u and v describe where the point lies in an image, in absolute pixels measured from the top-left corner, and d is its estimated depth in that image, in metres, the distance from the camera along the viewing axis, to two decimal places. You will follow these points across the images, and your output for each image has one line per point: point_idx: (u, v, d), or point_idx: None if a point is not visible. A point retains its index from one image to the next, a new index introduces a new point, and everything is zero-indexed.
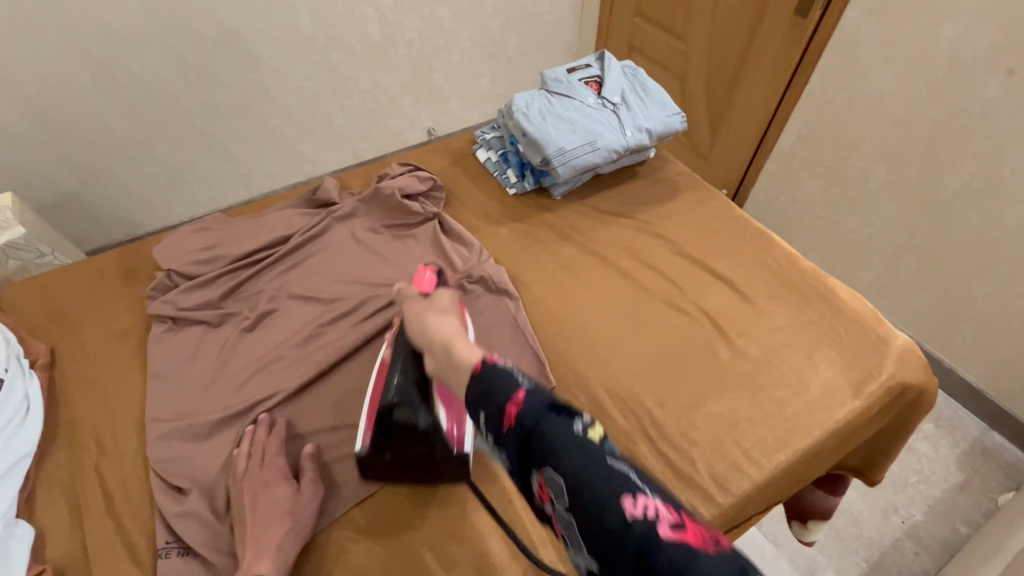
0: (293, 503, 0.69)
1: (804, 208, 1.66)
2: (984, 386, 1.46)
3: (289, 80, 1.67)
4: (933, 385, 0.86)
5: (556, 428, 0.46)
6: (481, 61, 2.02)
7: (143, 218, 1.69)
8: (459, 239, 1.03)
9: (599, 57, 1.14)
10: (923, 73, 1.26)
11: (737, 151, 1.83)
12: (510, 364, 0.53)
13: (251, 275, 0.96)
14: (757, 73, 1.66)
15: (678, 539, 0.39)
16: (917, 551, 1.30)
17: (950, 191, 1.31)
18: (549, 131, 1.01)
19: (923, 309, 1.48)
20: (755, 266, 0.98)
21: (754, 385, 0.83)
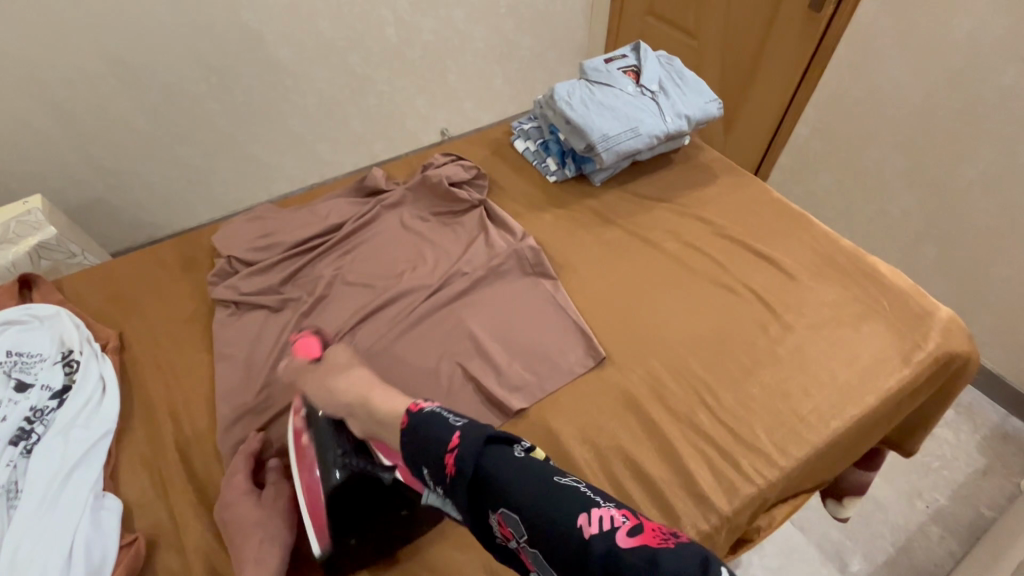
0: (257, 514, 0.69)
1: (819, 199, 1.69)
2: (1003, 371, 1.48)
3: (310, 81, 1.70)
4: (977, 354, 0.89)
5: (499, 462, 0.50)
6: (495, 61, 2.05)
7: (169, 219, 1.73)
8: (504, 225, 1.06)
9: (634, 48, 1.17)
10: (938, 63, 1.29)
11: (752, 144, 1.87)
12: (437, 412, 0.57)
13: (309, 261, 0.98)
14: (773, 67, 1.70)
15: (636, 542, 0.43)
16: (943, 535, 1.32)
17: (967, 178, 1.34)
18: (592, 118, 1.04)
19: (942, 297, 1.51)
20: (797, 245, 1.01)
21: (806, 357, 0.85)
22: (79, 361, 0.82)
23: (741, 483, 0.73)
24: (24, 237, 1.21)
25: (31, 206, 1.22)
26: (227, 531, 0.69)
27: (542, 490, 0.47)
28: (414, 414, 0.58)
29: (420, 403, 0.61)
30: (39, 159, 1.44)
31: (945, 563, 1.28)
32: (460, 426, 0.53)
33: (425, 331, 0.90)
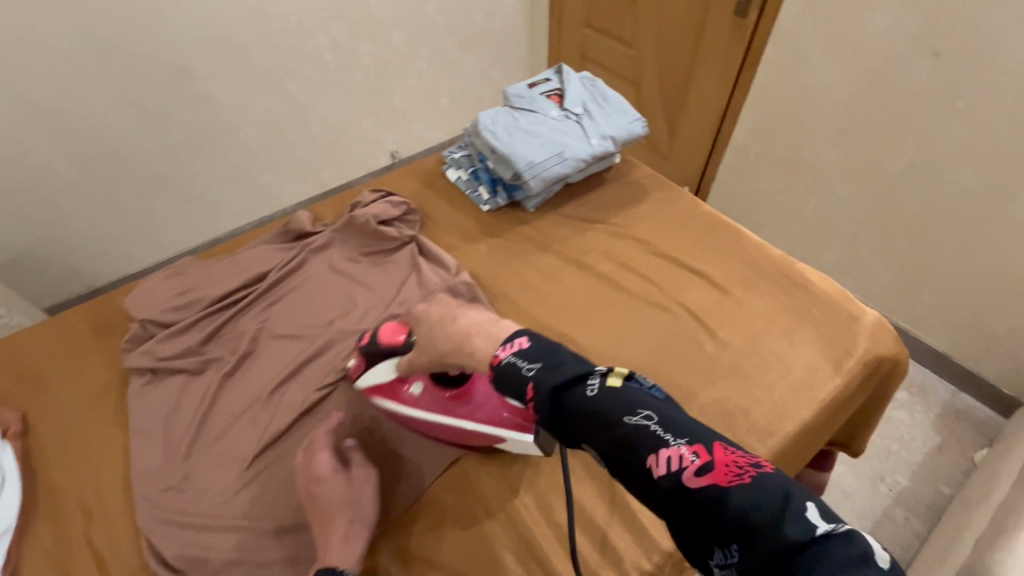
0: (348, 495, 0.70)
1: (763, 198, 1.73)
2: (948, 350, 1.53)
3: (247, 113, 1.64)
4: (905, 354, 0.91)
5: (573, 408, 0.51)
6: (440, 81, 2.04)
7: (109, 267, 1.64)
8: (437, 260, 1.03)
9: (557, 71, 1.17)
10: (857, 62, 1.35)
11: (697, 146, 1.89)
12: (509, 360, 0.56)
13: (232, 316, 0.94)
14: (707, 73, 1.74)
15: (703, 482, 0.43)
16: (907, 516, 1.35)
17: (894, 168, 1.39)
18: (517, 145, 1.03)
19: (885, 282, 1.56)
20: (728, 258, 1.02)
21: (741, 372, 0.85)
22: None
23: None
24: None
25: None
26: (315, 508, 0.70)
27: (614, 433, 0.48)
28: (494, 367, 0.58)
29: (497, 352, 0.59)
30: None
31: (910, 545, 1.30)
32: (530, 379, 0.53)
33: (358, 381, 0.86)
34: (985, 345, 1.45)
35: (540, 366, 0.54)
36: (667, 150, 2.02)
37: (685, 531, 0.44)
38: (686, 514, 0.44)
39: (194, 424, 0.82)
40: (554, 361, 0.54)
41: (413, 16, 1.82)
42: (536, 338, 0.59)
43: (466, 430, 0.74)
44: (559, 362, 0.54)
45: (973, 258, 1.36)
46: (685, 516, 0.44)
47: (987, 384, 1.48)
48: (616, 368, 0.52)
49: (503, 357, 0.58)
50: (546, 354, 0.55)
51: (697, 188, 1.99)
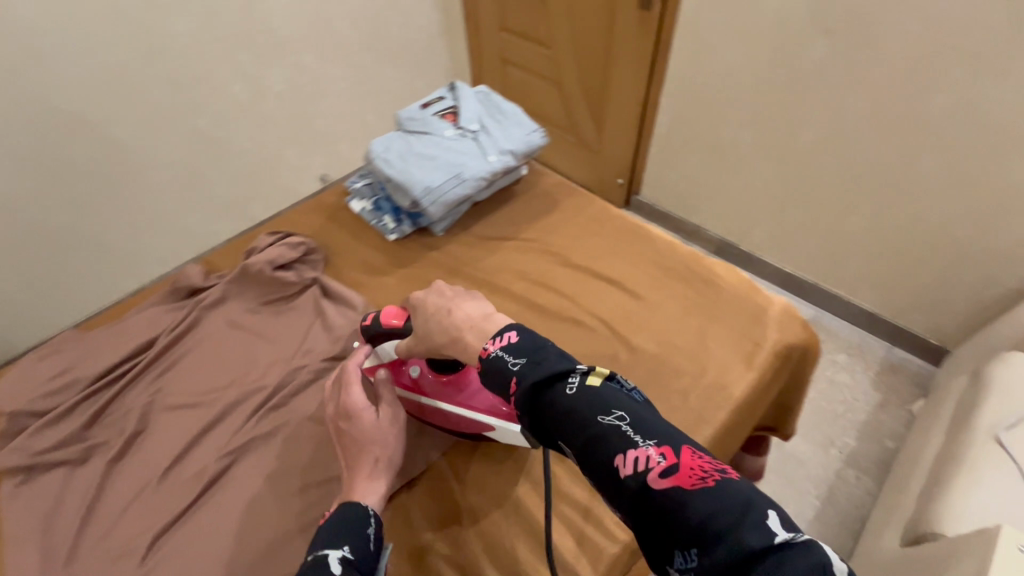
0: (375, 431, 0.69)
1: (693, 184, 1.76)
2: (878, 309, 1.58)
3: (158, 154, 1.51)
4: (814, 338, 0.92)
5: (550, 406, 0.48)
6: (362, 98, 1.95)
7: (20, 337, 1.47)
8: (343, 300, 0.98)
9: (451, 88, 1.14)
10: (761, 44, 1.37)
11: (622, 141, 1.86)
12: (497, 353, 0.53)
13: (118, 392, 0.86)
14: (624, 67, 1.67)
15: (668, 485, 0.40)
16: (858, 475, 1.38)
17: (807, 143, 1.44)
18: (412, 171, 1.00)
19: (815, 251, 1.60)
20: (639, 261, 1.01)
21: (656, 380, 0.84)
22: None
23: (605, 543, 0.71)
24: None
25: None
26: (346, 441, 0.70)
27: (584, 431, 0.45)
28: (482, 360, 0.54)
29: (488, 344, 0.55)
30: None
31: (863, 503, 1.34)
32: (514, 375, 0.50)
33: (261, 444, 0.80)
34: (913, 302, 1.49)
35: (525, 361, 0.51)
36: (597, 144, 1.95)
37: (647, 536, 0.41)
38: (648, 517, 0.41)
39: (78, 520, 0.74)
40: (538, 356, 0.51)
41: (322, 36, 1.74)
42: (524, 331, 0.55)
43: (459, 416, 0.76)
44: (543, 356, 0.50)
45: (890, 220, 1.41)
46: (646, 521, 0.41)
47: (918, 338, 1.53)
48: (597, 367, 0.49)
49: (490, 351, 0.54)
50: (531, 348, 0.52)
51: (631, 177, 1.93)
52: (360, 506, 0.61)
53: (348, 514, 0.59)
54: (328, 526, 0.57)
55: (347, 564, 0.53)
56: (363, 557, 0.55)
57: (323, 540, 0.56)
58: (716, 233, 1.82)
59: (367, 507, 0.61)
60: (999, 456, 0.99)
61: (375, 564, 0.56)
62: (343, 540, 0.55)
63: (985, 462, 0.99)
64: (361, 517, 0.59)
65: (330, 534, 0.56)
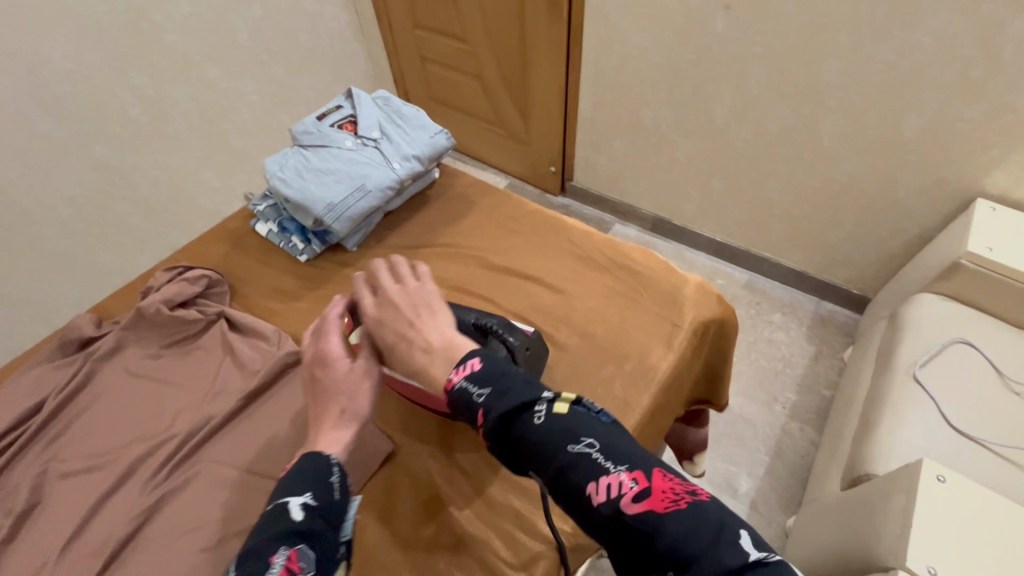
0: (348, 380, 0.65)
1: (622, 165, 1.78)
2: (805, 267, 1.65)
3: (52, 191, 1.37)
4: (729, 311, 0.95)
5: (520, 438, 0.49)
6: (279, 110, 1.84)
7: None
8: (253, 331, 0.92)
9: (348, 96, 1.10)
10: (666, 23, 1.39)
11: (550, 129, 1.85)
12: (464, 383, 0.54)
13: (3, 467, 0.78)
14: (542, 59, 1.67)
15: (641, 509, 0.43)
16: (801, 427, 1.45)
17: (721, 118, 1.48)
18: (311, 189, 0.95)
19: (742, 219, 1.66)
20: (557, 254, 1.01)
21: (580, 373, 0.84)
22: None
23: (543, 544, 0.70)
24: None
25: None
26: (315, 390, 0.66)
27: (556, 461, 0.47)
28: (447, 391, 0.55)
29: (452, 376, 0.56)
30: None
31: (808, 452, 1.41)
32: (481, 406, 0.52)
33: (174, 499, 0.75)
34: (836, 257, 1.57)
35: (490, 392, 0.53)
36: (525, 135, 1.94)
37: (624, 556, 0.44)
38: (624, 540, 0.44)
39: None
40: (504, 386, 0.52)
41: (225, 47, 1.61)
42: (488, 357, 0.57)
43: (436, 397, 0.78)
44: (509, 386, 0.53)
45: (805, 183, 1.47)
46: (620, 544, 0.44)
47: (843, 290, 1.61)
48: (563, 394, 0.51)
49: (456, 382, 0.55)
50: (496, 377, 0.54)
51: (563, 166, 1.94)
52: (322, 455, 0.57)
53: (311, 465, 0.56)
54: (286, 476, 0.55)
55: (308, 509, 0.51)
56: (326, 504, 0.53)
57: (282, 488, 0.53)
58: (649, 210, 1.84)
59: (329, 457, 0.57)
60: (917, 394, 1.05)
61: (339, 511, 0.54)
62: (304, 487, 0.53)
63: (904, 401, 1.05)
64: (322, 466, 0.56)
65: (289, 483, 0.54)
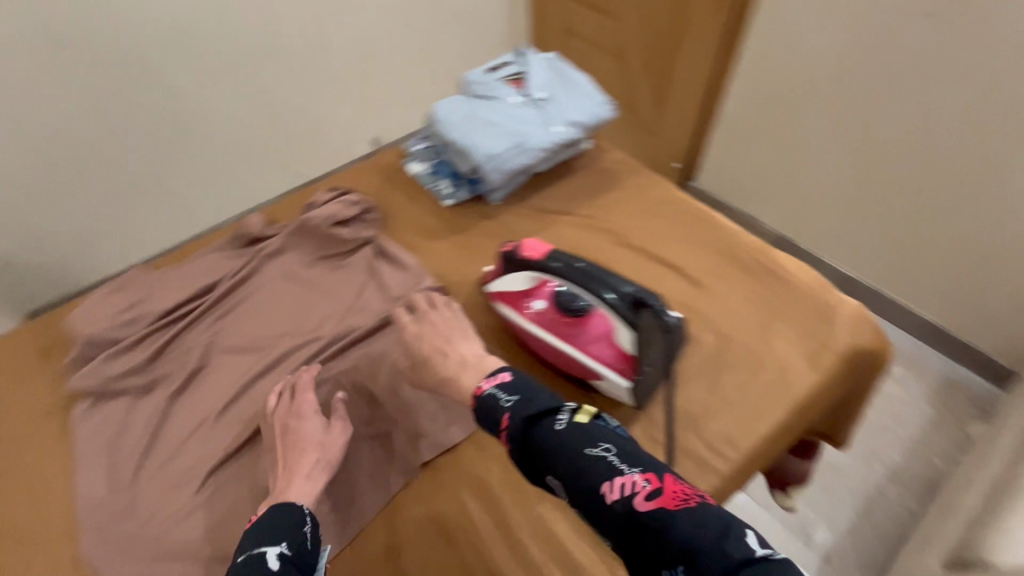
0: (324, 436, 0.74)
1: (756, 172, 1.64)
2: (942, 322, 1.46)
3: (222, 104, 1.47)
4: (885, 344, 0.87)
5: (542, 441, 0.56)
6: (420, 64, 1.83)
7: (80, 273, 1.45)
8: (397, 262, 0.98)
9: (518, 53, 1.11)
10: (851, 26, 1.26)
11: (682, 121, 1.72)
12: (491, 392, 0.62)
13: (181, 330, 0.89)
14: (694, 44, 1.55)
15: (653, 506, 0.48)
16: (900, 492, 1.31)
17: (886, 138, 1.32)
18: (475, 136, 0.97)
19: (880, 254, 1.48)
20: (701, 247, 0.97)
21: (713, 372, 0.82)
22: None
23: None
24: None
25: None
26: (286, 442, 0.73)
27: (574, 462, 0.53)
28: (476, 397, 0.63)
29: (482, 386, 0.64)
30: None
31: (903, 521, 1.27)
32: (508, 410, 0.59)
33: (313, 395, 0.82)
34: (987, 319, 1.37)
35: (517, 399, 0.60)
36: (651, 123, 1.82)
37: (634, 554, 0.49)
38: (635, 537, 0.49)
39: (143, 445, 0.79)
40: (530, 394, 0.60)
41: None
42: (516, 374, 0.65)
43: (567, 356, 0.77)
44: (533, 396, 0.60)
45: (975, 230, 1.28)
46: (634, 540, 0.48)
47: (986, 357, 1.42)
48: (584, 408, 0.58)
49: (484, 390, 0.63)
50: (523, 388, 0.61)
51: (687, 163, 1.80)
52: (296, 507, 0.64)
53: (284, 515, 0.62)
54: (262, 525, 0.61)
55: (283, 559, 0.57)
56: (299, 553, 0.59)
57: (258, 537, 0.59)
58: (772, 226, 1.69)
59: (302, 507, 0.64)
60: None
61: (308, 560, 0.60)
62: (281, 537, 0.59)
63: None
64: (297, 517, 0.63)
65: (264, 532, 0.60)
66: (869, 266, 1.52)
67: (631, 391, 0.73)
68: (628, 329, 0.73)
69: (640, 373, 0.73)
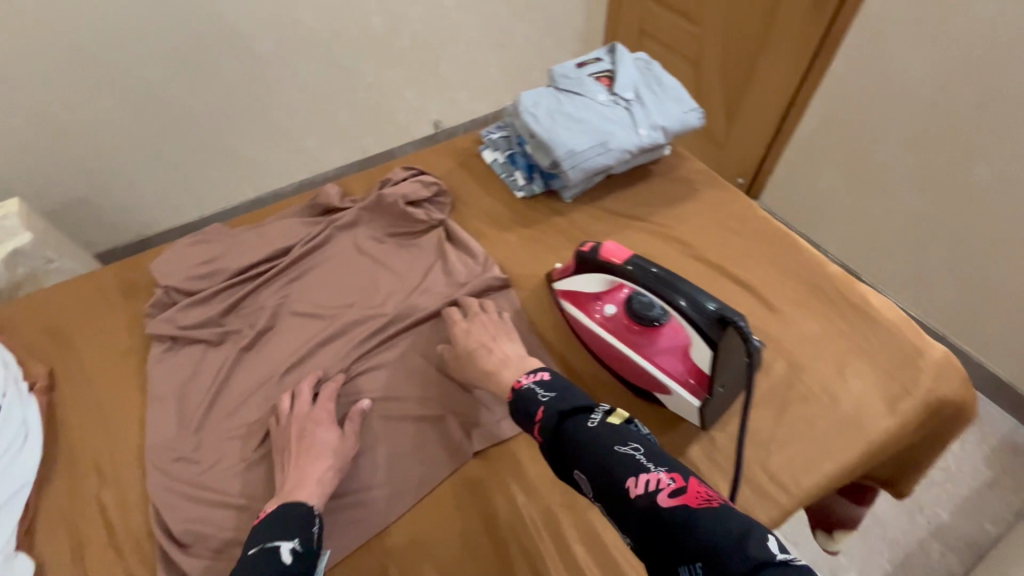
0: (339, 443, 0.72)
1: (827, 195, 1.51)
2: (1011, 379, 1.35)
3: (295, 74, 1.50)
4: (972, 398, 0.81)
5: (572, 434, 0.58)
6: (489, 51, 1.81)
7: (154, 218, 1.56)
8: (465, 248, 0.98)
9: (610, 51, 1.09)
10: (959, 54, 1.12)
11: (757, 136, 1.63)
12: (530, 387, 0.65)
13: (253, 289, 0.92)
14: (776, 59, 1.48)
15: (675, 502, 0.48)
16: (943, 552, 1.23)
17: (977, 177, 1.19)
18: (558, 131, 0.96)
19: (949, 302, 1.36)
20: (779, 271, 0.93)
21: (781, 401, 0.79)
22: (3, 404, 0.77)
23: None
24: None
25: (6, 211, 1.12)
26: (300, 443, 0.71)
27: (601, 457, 0.54)
28: (515, 390, 0.67)
29: (521, 380, 0.68)
30: (10, 174, 1.30)
31: None
32: (543, 403, 0.62)
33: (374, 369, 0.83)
34: None
35: (554, 396, 0.63)
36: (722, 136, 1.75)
37: (654, 551, 0.48)
38: (655, 532, 0.48)
39: (210, 395, 0.82)
40: (568, 393, 0.63)
41: None
42: (556, 374, 0.68)
43: (634, 365, 0.76)
44: (569, 395, 0.63)
45: None
46: (654, 535, 0.48)
47: None
48: (618, 411, 0.59)
49: (524, 384, 0.66)
50: (561, 388, 0.64)
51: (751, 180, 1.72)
52: (303, 504, 0.64)
53: (289, 512, 0.63)
54: (269, 521, 0.62)
55: (295, 554, 0.59)
56: (308, 548, 0.61)
57: (267, 534, 0.60)
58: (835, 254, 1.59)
59: (311, 506, 0.64)
60: None
61: (316, 555, 0.62)
62: (290, 532, 0.61)
63: None
64: (306, 514, 0.63)
65: (273, 526, 0.61)
66: (932, 308, 1.42)
67: (700, 410, 0.71)
68: (705, 346, 0.69)
69: (711, 393, 0.70)
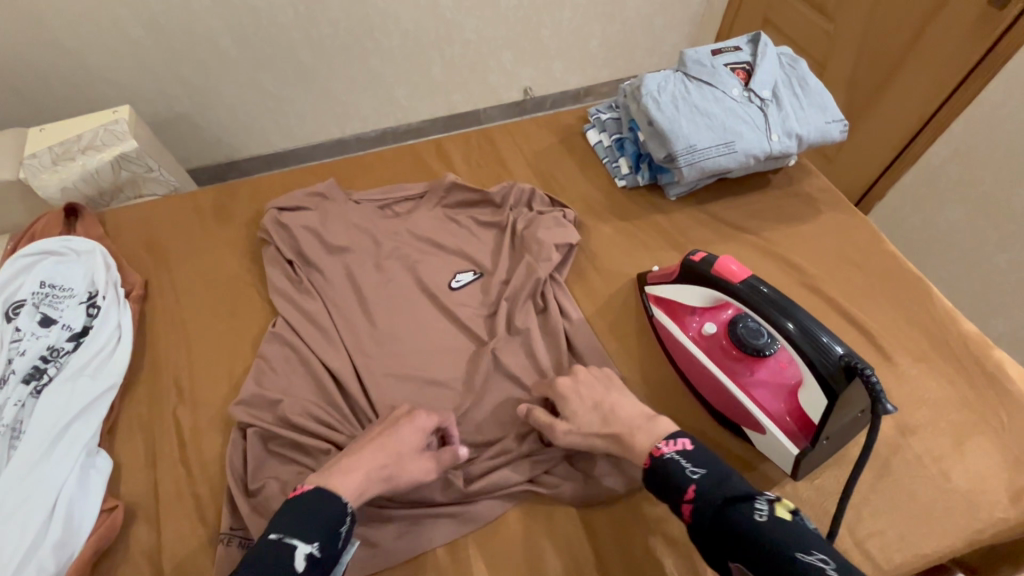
0: (405, 453, 0.65)
1: (941, 235, 1.33)
2: None
3: (396, 20, 1.46)
4: None
5: (738, 528, 0.50)
6: (596, 21, 1.70)
7: (244, 144, 1.59)
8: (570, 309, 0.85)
9: (752, 40, 0.98)
10: None
11: (873, 156, 1.43)
12: (676, 457, 0.57)
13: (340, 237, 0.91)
14: (921, 74, 1.27)
15: None
16: None
17: None
18: (681, 123, 0.87)
19: None
20: (901, 318, 0.83)
21: (882, 465, 0.70)
22: (101, 306, 0.82)
23: None
24: (106, 148, 1.11)
25: (118, 114, 1.12)
26: (382, 432, 0.66)
27: (780, 565, 0.47)
28: (653, 457, 0.59)
29: (659, 447, 0.60)
30: (122, 84, 1.34)
31: None
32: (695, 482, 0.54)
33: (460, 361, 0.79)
34: None
35: (705, 474, 0.55)
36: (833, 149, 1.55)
37: None
38: None
39: (289, 326, 0.83)
40: (721, 473, 0.55)
41: None
42: (697, 444, 0.60)
43: (725, 393, 0.71)
44: (725, 476, 0.55)
45: None
46: None
47: None
48: (782, 502, 0.51)
49: (666, 453, 0.58)
50: (711, 465, 0.56)
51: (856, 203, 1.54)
52: (337, 500, 0.57)
53: (324, 509, 0.56)
54: (295, 511, 0.55)
55: (309, 562, 0.52)
56: (326, 555, 0.54)
57: (292, 527, 0.53)
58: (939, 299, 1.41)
59: (345, 504, 0.57)
60: None
61: (333, 561, 0.55)
62: (314, 534, 0.53)
63: None
64: (336, 514, 0.56)
65: (302, 519, 0.54)
66: None
67: (797, 458, 0.64)
68: (820, 394, 0.62)
69: (814, 444, 0.63)
